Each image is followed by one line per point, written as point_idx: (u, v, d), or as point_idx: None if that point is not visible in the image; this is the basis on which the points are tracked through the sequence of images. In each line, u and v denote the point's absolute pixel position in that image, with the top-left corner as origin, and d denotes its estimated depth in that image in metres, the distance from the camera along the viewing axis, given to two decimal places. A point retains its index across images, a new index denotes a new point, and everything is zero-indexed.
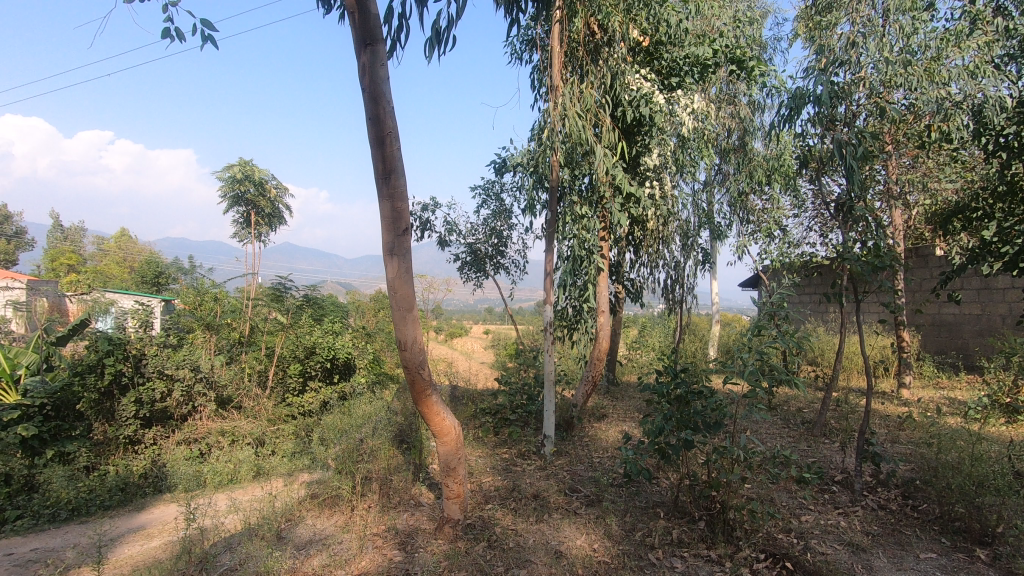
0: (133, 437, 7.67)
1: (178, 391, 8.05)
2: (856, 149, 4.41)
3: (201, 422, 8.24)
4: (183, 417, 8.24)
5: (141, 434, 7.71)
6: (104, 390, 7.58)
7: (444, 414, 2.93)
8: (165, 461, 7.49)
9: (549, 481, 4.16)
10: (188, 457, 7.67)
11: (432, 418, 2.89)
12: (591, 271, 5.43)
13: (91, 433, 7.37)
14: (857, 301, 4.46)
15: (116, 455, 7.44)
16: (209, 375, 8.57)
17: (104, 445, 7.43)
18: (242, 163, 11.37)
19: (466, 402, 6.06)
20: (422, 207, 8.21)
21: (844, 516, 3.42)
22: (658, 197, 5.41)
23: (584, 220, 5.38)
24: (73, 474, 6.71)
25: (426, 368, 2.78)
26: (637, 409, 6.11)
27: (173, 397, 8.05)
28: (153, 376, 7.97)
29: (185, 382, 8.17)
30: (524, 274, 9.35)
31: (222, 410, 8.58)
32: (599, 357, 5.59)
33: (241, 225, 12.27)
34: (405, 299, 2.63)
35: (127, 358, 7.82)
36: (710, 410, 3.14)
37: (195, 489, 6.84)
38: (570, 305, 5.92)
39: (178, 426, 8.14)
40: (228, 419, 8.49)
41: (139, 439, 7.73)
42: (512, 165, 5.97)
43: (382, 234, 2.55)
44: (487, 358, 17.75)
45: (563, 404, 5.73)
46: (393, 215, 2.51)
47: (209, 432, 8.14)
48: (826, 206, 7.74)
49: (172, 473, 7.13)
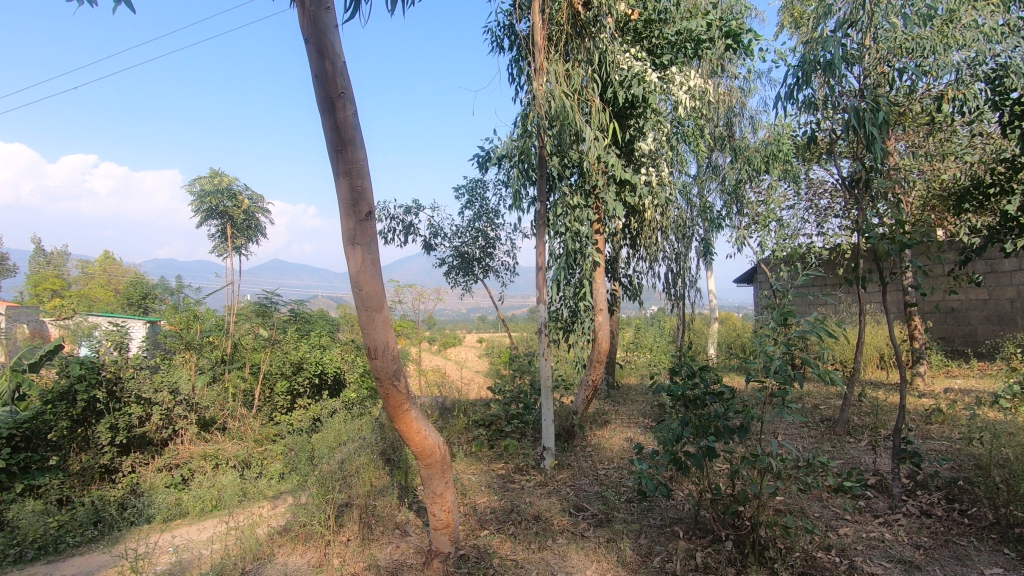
0: (110, 465, 7.17)
1: (157, 415, 7.57)
2: (876, 115, 3.92)
3: (182, 447, 7.73)
4: (163, 442, 7.75)
5: (118, 462, 7.22)
6: (77, 417, 7.06)
7: (426, 432, 2.49)
8: (143, 489, 6.99)
9: (550, 499, 3.74)
10: (168, 485, 7.16)
11: (412, 438, 2.45)
12: (587, 267, 5.10)
13: (67, 463, 6.83)
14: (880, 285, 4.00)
15: (93, 486, 6.91)
16: (190, 397, 8.07)
17: (82, 476, 6.88)
18: (212, 174, 10.97)
19: (457, 413, 5.64)
20: (404, 210, 7.78)
21: (886, 526, 3.04)
22: (655, 184, 5.01)
23: (576, 211, 4.98)
24: (43, 508, 6.09)
25: (403, 378, 2.36)
26: (642, 413, 5.72)
27: (152, 421, 7.56)
28: (130, 401, 7.47)
29: (165, 405, 7.70)
30: (514, 277, 8.94)
31: (204, 433, 8.08)
32: (599, 359, 5.13)
33: (218, 239, 11.80)
34: (375, 298, 2.21)
35: (101, 383, 7.32)
36: (733, 413, 2.75)
37: (174, 519, 6.36)
38: (565, 306, 5.53)
39: (157, 451, 7.65)
40: (212, 442, 7.99)
41: (116, 468, 7.20)
42: (498, 156, 5.42)
43: (341, 220, 2.13)
44: (481, 367, 17.32)
45: (562, 412, 5.29)
46: (353, 195, 2.08)
47: (193, 456, 7.63)
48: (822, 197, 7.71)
49: (150, 502, 6.63)
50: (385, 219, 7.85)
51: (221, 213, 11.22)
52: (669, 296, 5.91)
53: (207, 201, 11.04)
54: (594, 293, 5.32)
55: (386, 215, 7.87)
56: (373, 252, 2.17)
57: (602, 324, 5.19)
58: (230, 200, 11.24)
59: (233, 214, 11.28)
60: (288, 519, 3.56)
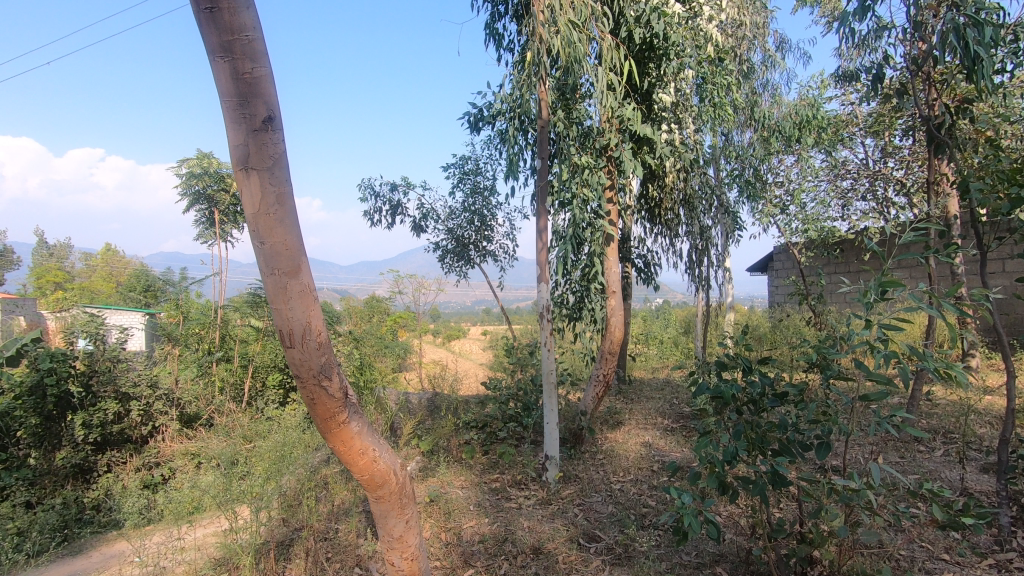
0: (84, 464, 6.45)
1: (137, 410, 6.92)
2: (992, 20, 2.84)
3: (165, 444, 7.15)
4: (142, 439, 7.12)
5: (93, 460, 6.53)
6: (49, 413, 6.28)
7: (376, 452, 1.75)
8: (117, 490, 6.32)
9: (554, 523, 3.01)
10: (144, 486, 6.51)
11: (353, 461, 1.71)
12: (598, 242, 4.35)
13: (33, 463, 6.05)
14: (982, 256, 2.93)
15: (65, 489, 6.18)
16: (172, 391, 7.48)
17: (49, 476, 6.11)
18: (199, 156, 10.13)
19: (447, 413, 4.91)
20: (389, 188, 7.00)
21: (1000, 570, 2.29)
22: (678, 143, 4.24)
23: (586, 174, 4.19)
24: (4, 512, 5.36)
25: (336, 375, 1.63)
26: (659, 411, 4.98)
27: (131, 417, 6.90)
28: (107, 396, 6.77)
29: (145, 400, 7.08)
30: (514, 262, 8.17)
31: (187, 429, 7.51)
32: (614, 351, 4.37)
33: (204, 225, 11.03)
34: (285, 257, 1.46)
35: (75, 376, 6.55)
36: (805, 423, 2.01)
37: (146, 525, 5.72)
38: (571, 290, 4.81)
39: (136, 450, 6.98)
40: (195, 439, 7.39)
41: (90, 467, 6.51)
42: (491, 115, 4.59)
43: (226, 129, 1.38)
44: (484, 360, 16.71)
45: (569, 413, 4.54)
46: (239, 88, 1.33)
47: (174, 455, 7.04)
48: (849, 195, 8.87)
49: (122, 503, 6.04)
50: (369, 198, 7.08)
51: (208, 198, 10.47)
52: (691, 279, 5.16)
53: (194, 185, 10.23)
54: (607, 272, 4.56)
55: (370, 193, 7.09)
56: (277, 182, 1.40)
57: (614, 309, 4.47)
58: (217, 184, 10.45)
59: (221, 199, 10.53)
60: (234, 544, 2.83)
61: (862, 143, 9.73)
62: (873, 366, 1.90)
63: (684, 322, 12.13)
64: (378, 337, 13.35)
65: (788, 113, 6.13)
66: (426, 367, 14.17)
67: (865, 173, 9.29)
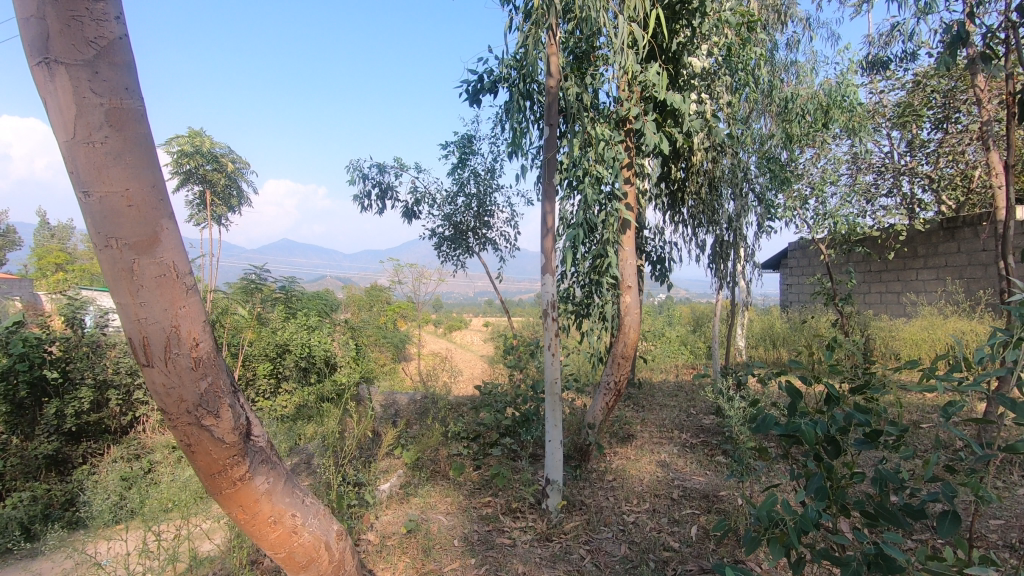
0: (58, 456, 5.76)
1: (116, 398, 6.20)
2: None
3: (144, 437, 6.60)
4: (122, 429, 6.44)
5: (68, 452, 5.84)
6: (19, 402, 5.60)
7: (265, 482, 1.56)
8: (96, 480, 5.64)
9: (554, 569, 2.47)
10: (124, 479, 5.66)
11: (240, 488, 1.51)
12: (611, 230, 3.78)
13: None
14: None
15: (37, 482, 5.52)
16: None
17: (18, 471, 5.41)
18: (190, 134, 9.50)
19: (438, 420, 4.38)
20: (379, 169, 6.43)
21: None
22: (708, 115, 3.66)
23: (601, 149, 3.59)
24: None
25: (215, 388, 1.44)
26: (674, 422, 4.44)
27: (111, 405, 6.19)
28: (84, 384, 6.04)
29: (125, 387, 6.36)
30: (515, 252, 7.61)
31: None
32: (626, 355, 3.79)
33: (197, 206, 10.43)
34: (135, 230, 1.29)
35: (50, 362, 5.88)
36: (907, 483, 1.44)
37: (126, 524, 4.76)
38: (579, 284, 4.25)
39: (117, 441, 6.28)
40: None
41: (65, 460, 5.81)
42: (492, 82, 3.98)
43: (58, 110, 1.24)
44: (484, 352, 16.27)
45: (573, 424, 3.98)
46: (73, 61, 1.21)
47: (157, 446, 6.17)
48: (876, 197, 8.60)
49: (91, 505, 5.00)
50: (358, 181, 6.51)
51: (201, 178, 9.85)
52: (715, 275, 4.59)
53: (185, 164, 9.58)
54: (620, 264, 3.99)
55: (359, 175, 6.52)
56: (126, 144, 1.28)
57: (629, 306, 3.90)
58: (209, 164, 9.82)
59: (214, 179, 9.91)
60: None
61: (890, 134, 9.10)
62: (1019, 397, 1.31)
63: (694, 318, 11.61)
64: (377, 326, 12.91)
65: (810, 95, 5.50)
66: (424, 358, 13.75)
67: (892, 167, 8.68)
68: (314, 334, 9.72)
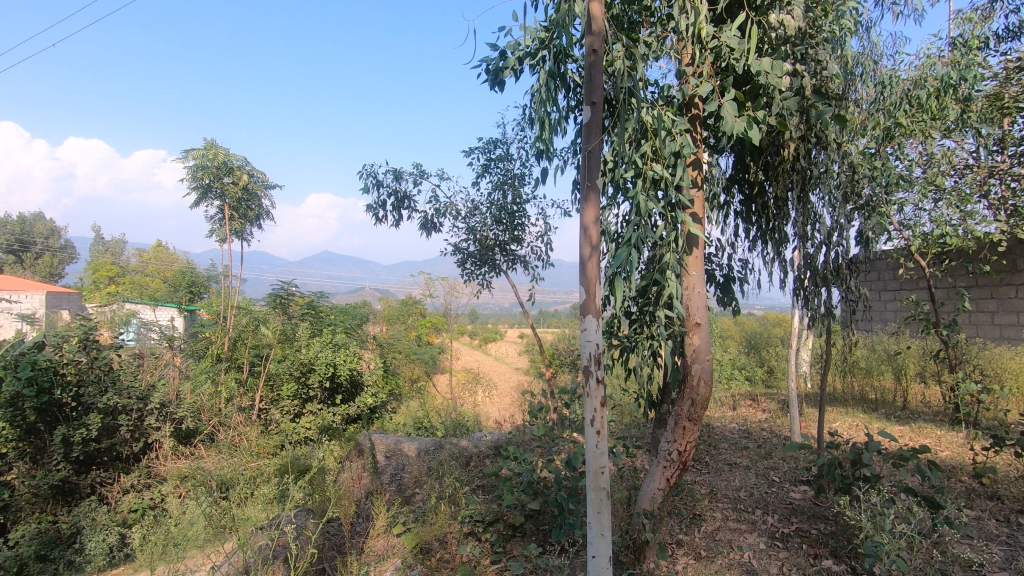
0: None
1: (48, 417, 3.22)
2: None
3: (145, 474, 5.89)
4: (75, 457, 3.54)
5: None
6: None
7: None
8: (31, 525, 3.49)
9: None
10: None
11: None
12: (670, 249, 2.85)
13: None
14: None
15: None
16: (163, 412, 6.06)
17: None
18: (206, 146, 9.01)
19: (448, 486, 3.52)
20: (395, 175, 5.65)
21: None
22: (806, 93, 2.69)
23: (660, 140, 2.65)
24: None
25: None
26: (752, 494, 3.42)
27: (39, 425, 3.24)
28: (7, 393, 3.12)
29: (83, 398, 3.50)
30: (549, 268, 6.72)
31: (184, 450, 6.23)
32: (694, 419, 2.83)
33: (217, 222, 9.92)
34: None
35: None
36: None
37: None
38: (627, 317, 3.32)
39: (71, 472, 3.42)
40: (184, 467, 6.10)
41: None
42: (518, 59, 3.08)
43: None
44: (520, 366, 15.34)
45: (622, 502, 3.04)
46: None
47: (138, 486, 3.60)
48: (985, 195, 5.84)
49: None
50: (371, 189, 5.75)
51: (218, 192, 9.33)
52: (806, 302, 3.55)
53: (202, 178, 9.08)
54: (683, 294, 3.03)
55: (373, 182, 5.76)
56: None
57: (698, 350, 2.90)
58: (227, 177, 9.33)
59: (232, 193, 9.39)
60: None
61: None
62: None
63: (749, 337, 10.46)
64: (407, 342, 12.15)
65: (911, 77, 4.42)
66: (456, 375, 12.98)
67: None
68: (339, 352, 9.16)
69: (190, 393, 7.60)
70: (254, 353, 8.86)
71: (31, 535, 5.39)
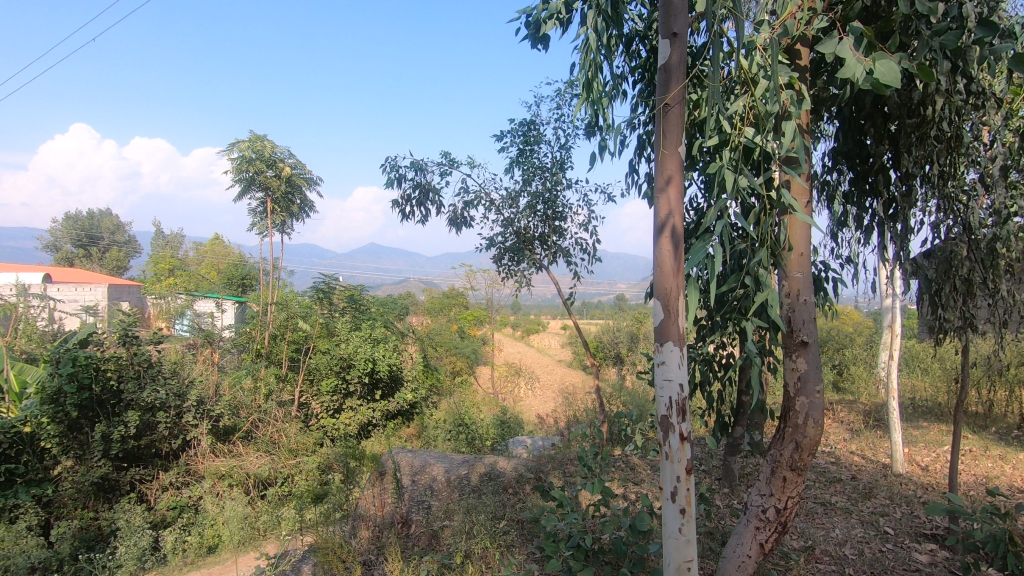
0: None
1: None
2: None
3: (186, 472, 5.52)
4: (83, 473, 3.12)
5: None
6: None
7: None
8: None
9: None
10: None
11: None
12: (767, 243, 2.15)
13: None
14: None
15: None
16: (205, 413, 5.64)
17: None
18: (252, 138, 8.73)
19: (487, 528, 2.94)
20: (420, 165, 5.08)
21: None
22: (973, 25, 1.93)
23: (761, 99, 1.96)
24: None
25: None
26: (863, 551, 2.71)
27: None
28: None
29: None
30: (594, 262, 6.04)
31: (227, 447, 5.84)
32: (798, 468, 2.16)
33: (259, 215, 9.64)
34: None
35: None
36: None
37: None
38: (704, 327, 2.64)
39: None
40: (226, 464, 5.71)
41: None
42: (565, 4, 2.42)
43: None
44: (565, 359, 14.66)
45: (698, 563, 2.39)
46: None
47: None
48: None
49: None
50: (395, 182, 5.20)
51: (261, 185, 9.03)
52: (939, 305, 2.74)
53: (246, 170, 8.79)
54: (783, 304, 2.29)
55: (397, 175, 5.20)
56: None
57: (807, 375, 2.18)
58: (270, 170, 9.03)
59: (274, 186, 9.07)
60: None
61: None
62: None
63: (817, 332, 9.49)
64: (448, 334, 11.61)
65: None
66: (499, 368, 12.43)
67: None
68: (379, 347, 8.70)
69: (229, 388, 7.24)
70: (293, 348, 8.43)
71: (75, 531, 5.07)
